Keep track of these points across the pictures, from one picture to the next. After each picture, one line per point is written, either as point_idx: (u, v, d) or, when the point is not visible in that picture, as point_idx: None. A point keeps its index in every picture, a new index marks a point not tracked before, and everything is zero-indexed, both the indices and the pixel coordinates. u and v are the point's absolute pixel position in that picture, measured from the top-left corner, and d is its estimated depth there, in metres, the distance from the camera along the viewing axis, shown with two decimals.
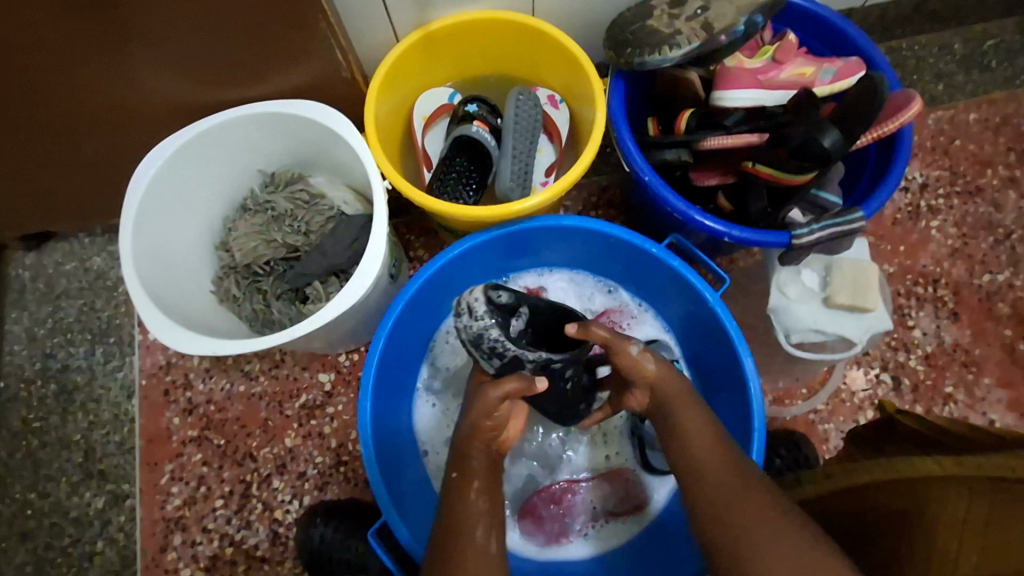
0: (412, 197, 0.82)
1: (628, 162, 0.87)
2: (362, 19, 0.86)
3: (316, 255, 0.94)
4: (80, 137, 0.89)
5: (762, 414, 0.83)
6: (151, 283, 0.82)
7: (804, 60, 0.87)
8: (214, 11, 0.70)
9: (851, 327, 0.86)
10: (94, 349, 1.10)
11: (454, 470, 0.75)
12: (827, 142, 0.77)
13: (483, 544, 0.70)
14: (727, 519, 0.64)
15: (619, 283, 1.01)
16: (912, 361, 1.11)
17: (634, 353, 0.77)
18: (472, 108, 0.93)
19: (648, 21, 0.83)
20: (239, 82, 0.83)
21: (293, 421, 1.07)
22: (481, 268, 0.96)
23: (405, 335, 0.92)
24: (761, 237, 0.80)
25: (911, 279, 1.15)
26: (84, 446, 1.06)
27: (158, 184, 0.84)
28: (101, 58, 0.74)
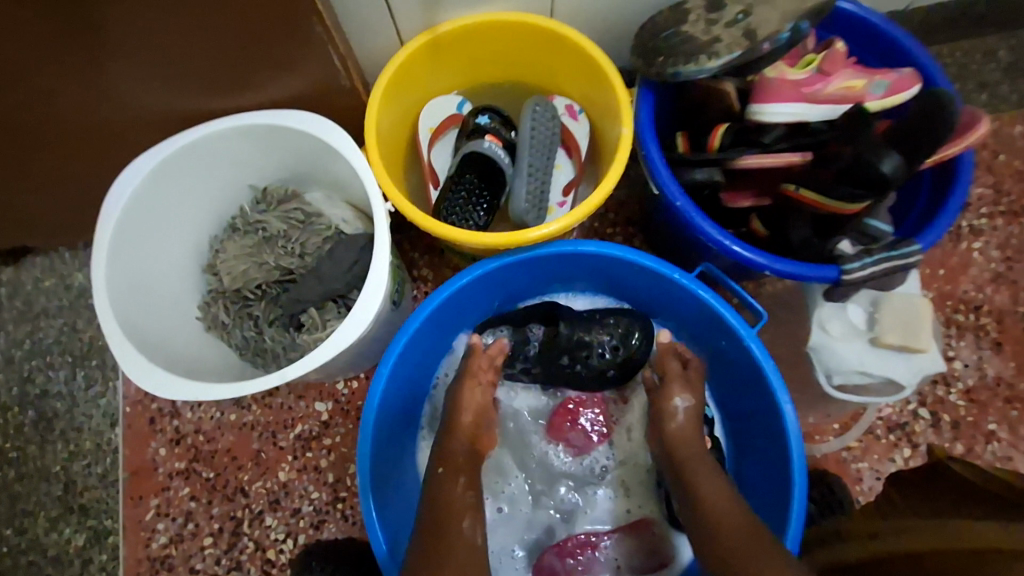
0: (418, 220, 0.74)
1: (656, 183, 0.79)
2: (362, 22, 0.78)
3: (313, 279, 0.86)
4: (54, 150, 0.81)
5: (803, 466, 0.75)
6: (128, 314, 0.74)
7: (853, 72, 0.78)
8: (195, 15, 0.62)
9: (900, 369, 0.78)
10: (75, 373, 1.03)
11: (440, 466, 0.74)
12: (886, 168, 0.69)
13: (470, 535, 0.69)
14: (736, 572, 0.61)
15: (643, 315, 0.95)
16: (952, 396, 1.03)
17: (676, 405, 0.79)
18: (483, 121, 0.85)
19: (682, 27, 0.74)
20: (225, 90, 0.75)
21: (287, 453, 1.00)
22: (492, 295, 0.89)
23: (409, 370, 0.85)
24: (805, 271, 0.73)
25: (950, 306, 1.07)
26: (64, 478, 0.99)
27: (137, 203, 0.76)
28: (68, 68, 0.66)
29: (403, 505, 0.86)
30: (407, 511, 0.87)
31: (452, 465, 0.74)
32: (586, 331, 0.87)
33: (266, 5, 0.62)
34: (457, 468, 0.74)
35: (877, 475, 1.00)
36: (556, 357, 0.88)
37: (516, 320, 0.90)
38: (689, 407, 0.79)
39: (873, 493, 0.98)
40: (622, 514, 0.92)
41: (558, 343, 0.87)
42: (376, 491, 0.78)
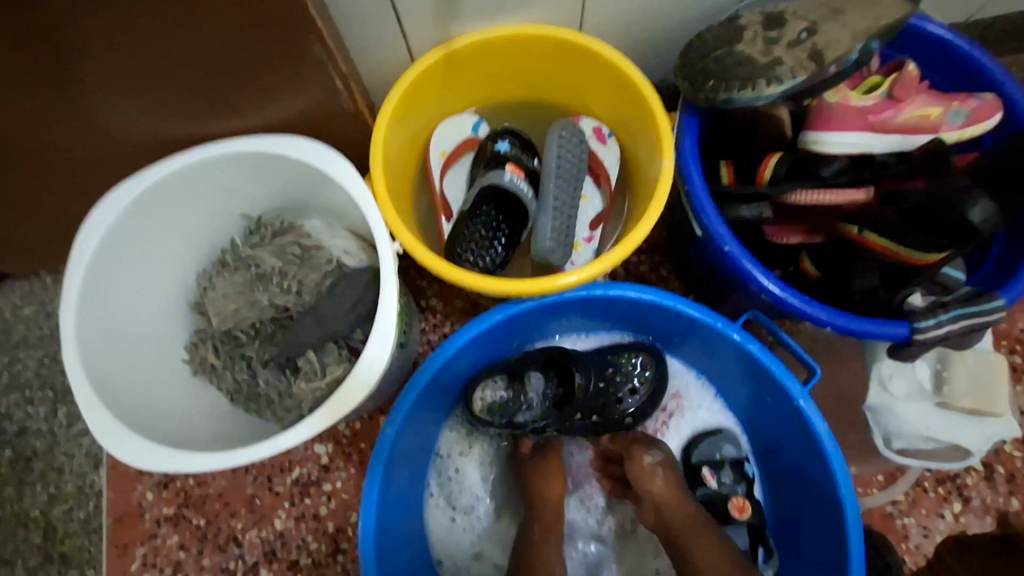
0: (431, 264, 0.65)
1: (700, 222, 0.70)
2: (368, 36, 0.68)
3: (311, 320, 0.77)
4: (25, 177, 0.73)
5: (861, 537, 0.67)
6: (102, 370, 0.66)
7: (928, 98, 0.68)
8: (174, 34, 0.52)
9: (970, 435, 0.69)
10: (56, 410, 0.95)
11: (536, 524, 0.78)
12: (975, 215, 0.61)
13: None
14: None
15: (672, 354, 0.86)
16: (1008, 447, 0.95)
17: (647, 463, 0.76)
18: (503, 147, 0.76)
19: (737, 46, 0.64)
20: (211, 114, 0.66)
21: (284, 499, 0.92)
22: (510, 339, 0.81)
23: (418, 422, 0.78)
24: (872, 329, 0.64)
25: (1007, 345, 0.99)
26: (43, 524, 0.92)
27: (111, 243, 0.68)
28: (29, 91, 0.57)
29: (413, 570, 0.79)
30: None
31: (546, 524, 0.78)
32: (604, 383, 0.81)
33: (254, 20, 0.53)
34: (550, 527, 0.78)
35: (925, 532, 0.92)
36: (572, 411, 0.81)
37: (515, 371, 0.81)
38: (661, 463, 0.77)
39: (921, 554, 0.90)
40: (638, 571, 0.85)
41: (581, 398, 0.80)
42: (384, 564, 0.71)
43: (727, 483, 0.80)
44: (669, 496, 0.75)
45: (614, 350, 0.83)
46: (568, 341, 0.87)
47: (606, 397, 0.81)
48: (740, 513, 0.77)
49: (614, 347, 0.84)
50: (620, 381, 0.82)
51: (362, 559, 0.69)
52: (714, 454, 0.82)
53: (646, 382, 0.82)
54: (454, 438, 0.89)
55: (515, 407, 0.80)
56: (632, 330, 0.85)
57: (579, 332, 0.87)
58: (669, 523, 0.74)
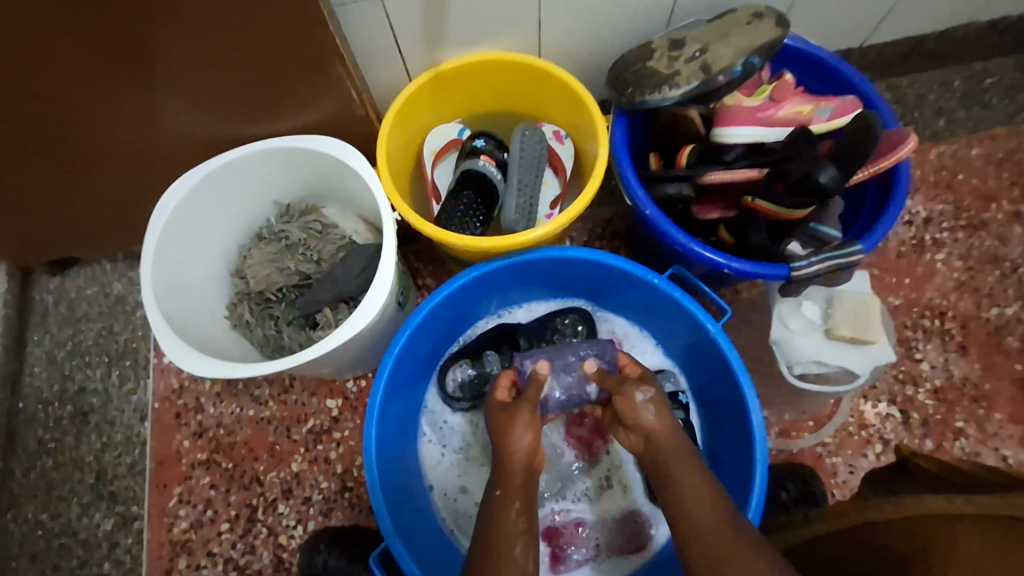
0: (420, 227, 0.85)
1: (631, 198, 0.89)
2: (376, 59, 0.91)
3: (327, 282, 0.97)
4: (109, 169, 0.94)
5: (764, 439, 0.84)
6: (169, 311, 0.85)
7: (801, 99, 0.89)
8: (239, 51, 0.75)
9: (853, 359, 0.87)
10: (111, 372, 1.13)
11: (498, 488, 0.75)
12: (823, 178, 0.80)
13: (515, 521, 0.72)
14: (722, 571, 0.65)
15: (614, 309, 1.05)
16: (921, 396, 1.12)
17: (638, 399, 0.77)
18: (479, 143, 0.97)
19: (649, 62, 0.87)
20: (258, 118, 0.88)
21: (300, 446, 1.09)
22: (482, 302, 1.00)
23: (406, 374, 0.94)
24: (760, 270, 0.82)
25: (917, 311, 1.17)
26: (96, 467, 1.09)
27: (177, 215, 0.88)
28: (131, 95, 0.79)
29: (406, 498, 0.93)
30: (410, 510, 0.92)
31: (510, 488, 0.75)
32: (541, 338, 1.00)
33: (296, 43, 0.75)
34: (514, 491, 0.75)
35: (851, 469, 1.07)
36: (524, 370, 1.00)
37: (474, 352, 1.02)
38: (652, 399, 0.78)
39: (847, 486, 1.05)
40: (612, 508, 1.00)
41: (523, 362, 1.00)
42: (384, 478, 0.86)
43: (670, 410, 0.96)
44: (658, 428, 0.76)
45: (551, 319, 1.02)
46: (519, 309, 1.06)
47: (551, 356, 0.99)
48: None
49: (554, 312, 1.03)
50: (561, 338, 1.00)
51: (367, 470, 0.85)
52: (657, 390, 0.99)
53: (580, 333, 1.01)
54: (435, 405, 1.04)
55: (473, 381, 1.01)
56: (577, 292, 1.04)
57: (534, 300, 1.06)
58: (658, 452, 0.76)
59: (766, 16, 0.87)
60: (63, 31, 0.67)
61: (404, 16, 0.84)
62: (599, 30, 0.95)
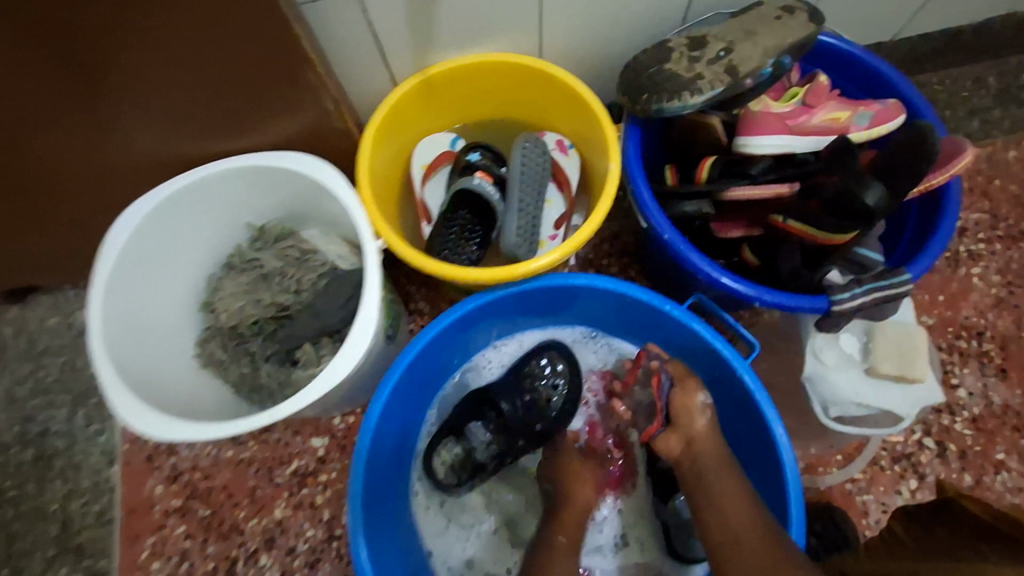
0: (409, 257, 0.76)
1: (644, 216, 0.79)
2: (356, 64, 0.80)
3: (308, 315, 0.87)
4: (59, 194, 0.84)
5: (798, 489, 0.75)
6: (124, 359, 0.75)
7: (837, 104, 0.79)
8: (193, 61, 0.64)
9: (897, 400, 0.78)
10: (75, 412, 1.04)
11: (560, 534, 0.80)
12: (870, 199, 0.70)
13: None
14: None
15: (605, 332, 0.96)
16: (958, 425, 1.02)
17: (699, 403, 0.78)
18: (474, 158, 0.88)
19: (666, 64, 0.76)
20: (222, 134, 0.77)
21: (283, 490, 0.99)
22: (465, 342, 0.90)
23: (385, 448, 0.83)
24: (795, 302, 0.73)
25: (953, 332, 1.07)
26: (61, 517, 0.99)
27: (132, 248, 0.77)
28: (71, 113, 0.68)
29: None
30: None
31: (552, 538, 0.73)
32: (526, 391, 0.90)
33: (261, 50, 0.65)
34: None
35: (884, 508, 0.98)
36: (515, 433, 0.89)
37: (458, 426, 0.90)
38: (709, 408, 0.78)
39: (880, 527, 0.97)
40: (625, 566, 0.91)
41: (511, 424, 0.89)
42: (374, 550, 0.76)
43: None
44: (707, 436, 0.77)
45: (524, 362, 0.92)
46: (494, 352, 0.96)
47: (538, 407, 0.90)
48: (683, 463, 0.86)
49: (528, 356, 0.93)
50: (541, 384, 0.90)
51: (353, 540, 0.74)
52: None
53: (564, 373, 0.91)
54: (424, 486, 0.93)
55: (464, 463, 0.89)
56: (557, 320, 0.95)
57: (516, 336, 0.96)
58: (698, 458, 0.76)
59: (797, 11, 0.77)
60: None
61: (386, 17, 0.73)
62: (609, 28, 0.84)
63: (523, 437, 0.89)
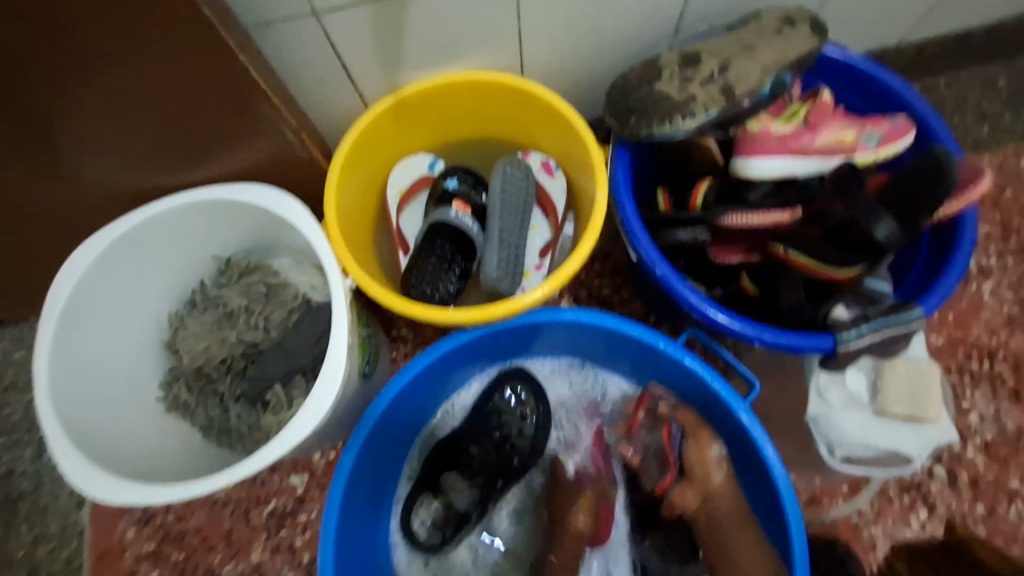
0: (379, 296, 0.70)
1: (634, 248, 0.73)
2: (320, 88, 0.74)
3: (278, 355, 0.82)
4: (6, 231, 0.78)
5: (803, 542, 0.70)
6: (78, 413, 0.70)
7: (843, 123, 0.73)
8: (131, 95, 0.59)
9: (908, 440, 0.72)
10: (42, 451, 0.99)
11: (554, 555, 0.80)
12: (880, 234, 0.65)
13: None
14: None
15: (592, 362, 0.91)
16: (970, 452, 0.97)
17: (713, 456, 0.75)
18: (452, 184, 0.81)
19: (657, 84, 0.70)
20: (174, 167, 0.71)
21: (260, 532, 0.94)
22: (443, 379, 0.85)
23: (360, 497, 0.78)
24: (798, 342, 0.67)
25: (963, 352, 1.02)
26: (28, 563, 0.95)
27: (84, 292, 0.72)
28: (3, 151, 0.63)
29: None
30: None
31: None
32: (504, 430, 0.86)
33: (207, 82, 0.59)
34: None
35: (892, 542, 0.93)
36: (494, 475, 0.86)
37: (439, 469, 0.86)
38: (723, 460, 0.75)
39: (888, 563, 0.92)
40: None
41: (489, 466, 0.86)
42: None
43: None
44: (725, 491, 0.74)
45: (487, 395, 0.88)
46: (472, 386, 0.92)
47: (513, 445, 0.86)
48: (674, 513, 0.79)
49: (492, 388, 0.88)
50: (510, 417, 0.86)
51: None
52: None
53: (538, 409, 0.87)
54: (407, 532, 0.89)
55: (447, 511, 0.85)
56: (537, 351, 0.89)
57: (488, 370, 0.91)
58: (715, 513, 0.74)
59: (799, 22, 0.71)
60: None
61: (348, 38, 0.67)
62: (594, 42, 0.78)
63: (503, 479, 0.86)
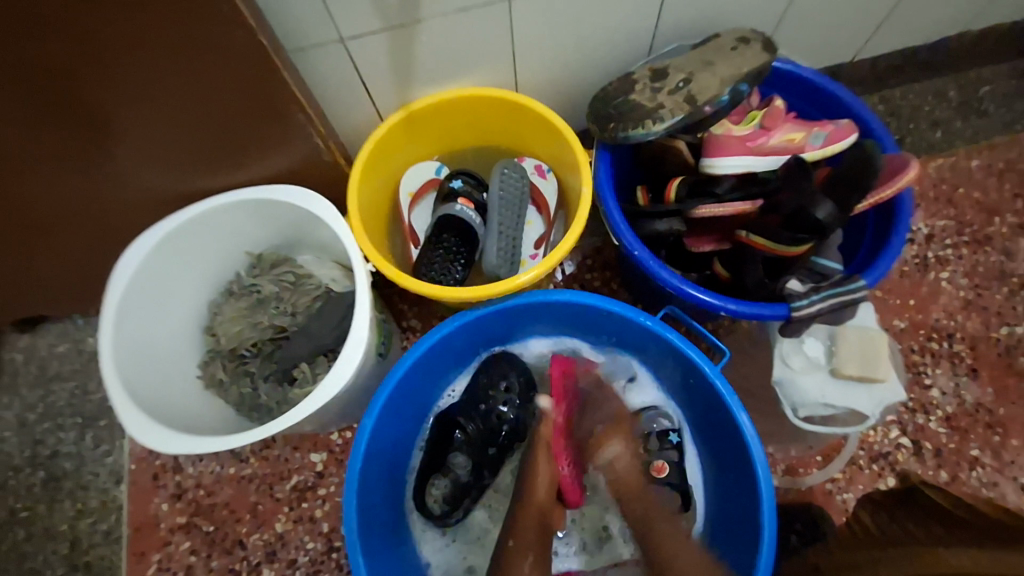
0: (395, 277, 0.81)
1: (616, 236, 0.84)
2: (343, 103, 0.87)
3: (303, 336, 0.92)
4: (68, 230, 0.90)
5: (771, 490, 0.79)
6: (134, 381, 0.80)
7: (793, 125, 0.85)
8: (190, 106, 0.71)
9: (862, 400, 0.82)
10: (84, 434, 1.08)
11: (510, 538, 0.84)
12: (821, 214, 0.75)
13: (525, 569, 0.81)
14: None
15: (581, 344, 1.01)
16: (932, 424, 1.06)
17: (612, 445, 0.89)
18: (457, 185, 0.93)
19: (631, 95, 0.82)
20: (218, 171, 0.83)
21: (283, 504, 1.03)
22: (447, 359, 0.95)
23: (377, 464, 0.88)
24: (757, 310, 0.78)
25: (924, 334, 1.12)
26: (70, 536, 1.03)
27: (139, 278, 0.83)
28: (79, 157, 0.75)
29: None
30: None
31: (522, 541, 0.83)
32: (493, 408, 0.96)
33: (253, 94, 0.71)
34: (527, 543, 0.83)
35: None
36: (487, 447, 0.96)
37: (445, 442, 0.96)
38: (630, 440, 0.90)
39: None
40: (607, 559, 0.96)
41: (477, 441, 0.95)
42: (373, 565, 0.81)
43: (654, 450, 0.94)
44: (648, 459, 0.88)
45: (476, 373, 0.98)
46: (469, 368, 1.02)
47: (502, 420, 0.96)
48: (660, 472, 0.92)
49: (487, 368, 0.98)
50: (493, 398, 0.96)
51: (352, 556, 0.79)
52: (649, 427, 0.96)
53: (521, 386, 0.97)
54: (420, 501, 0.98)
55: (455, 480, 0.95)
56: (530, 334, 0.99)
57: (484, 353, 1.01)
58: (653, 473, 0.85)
59: (752, 41, 0.83)
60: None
61: (368, 60, 0.80)
62: (578, 61, 0.91)
63: (495, 449, 0.96)
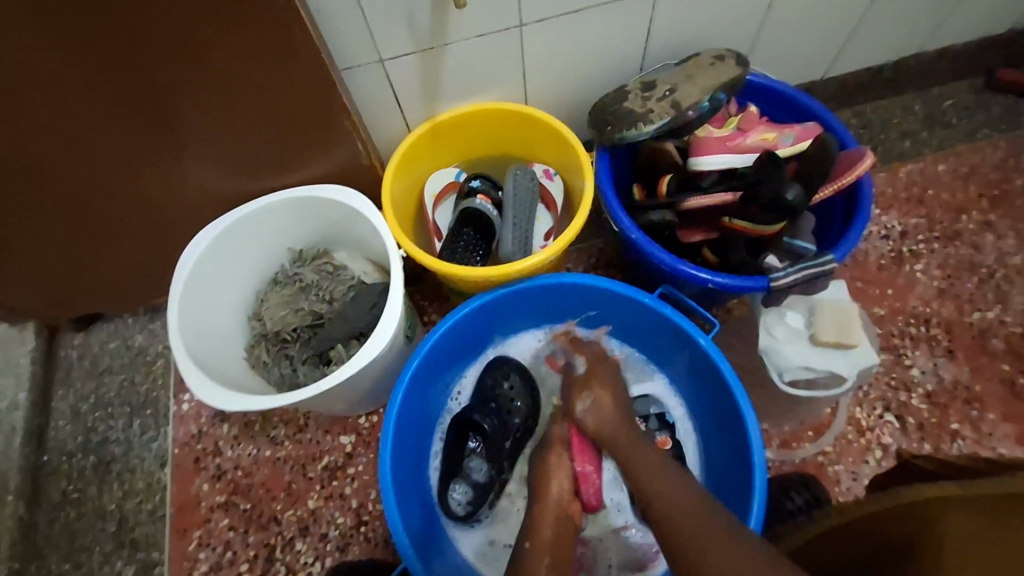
0: (424, 259, 0.92)
1: (615, 221, 0.96)
2: (380, 116, 1.01)
3: (339, 321, 1.02)
4: (137, 229, 1.02)
5: (762, 447, 0.87)
6: (195, 355, 0.91)
7: (766, 127, 0.99)
8: (257, 114, 0.84)
9: (840, 363, 0.92)
10: (132, 421, 1.18)
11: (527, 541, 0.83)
12: (790, 195, 0.87)
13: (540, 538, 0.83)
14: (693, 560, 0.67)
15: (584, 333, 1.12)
16: (915, 401, 1.15)
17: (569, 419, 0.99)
18: (475, 184, 1.06)
19: (625, 103, 0.96)
20: (272, 174, 0.96)
21: (315, 483, 1.11)
22: (463, 346, 1.06)
23: (406, 439, 0.96)
24: (741, 282, 0.88)
25: (903, 320, 1.22)
26: (118, 515, 1.12)
27: (200, 267, 0.95)
28: (159, 160, 0.88)
29: None
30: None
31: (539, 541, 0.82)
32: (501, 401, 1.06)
33: (309, 104, 0.85)
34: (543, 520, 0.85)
35: (854, 476, 1.09)
36: (501, 438, 1.04)
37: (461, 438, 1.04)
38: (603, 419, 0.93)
39: (851, 494, 1.07)
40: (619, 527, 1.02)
41: (495, 438, 1.03)
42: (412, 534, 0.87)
43: (654, 430, 1.03)
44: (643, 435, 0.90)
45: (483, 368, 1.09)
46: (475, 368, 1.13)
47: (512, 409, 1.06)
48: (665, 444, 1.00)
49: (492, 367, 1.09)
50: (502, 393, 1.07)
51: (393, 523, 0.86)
52: (646, 409, 1.06)
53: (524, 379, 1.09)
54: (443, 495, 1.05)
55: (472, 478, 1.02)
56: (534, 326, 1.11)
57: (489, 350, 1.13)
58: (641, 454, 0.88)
59: (727, 58, 0.97)
60: (97, 101, 0.76)
61: (403, 78, 0.94)
62: (580, 79, 1.05)
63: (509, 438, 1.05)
